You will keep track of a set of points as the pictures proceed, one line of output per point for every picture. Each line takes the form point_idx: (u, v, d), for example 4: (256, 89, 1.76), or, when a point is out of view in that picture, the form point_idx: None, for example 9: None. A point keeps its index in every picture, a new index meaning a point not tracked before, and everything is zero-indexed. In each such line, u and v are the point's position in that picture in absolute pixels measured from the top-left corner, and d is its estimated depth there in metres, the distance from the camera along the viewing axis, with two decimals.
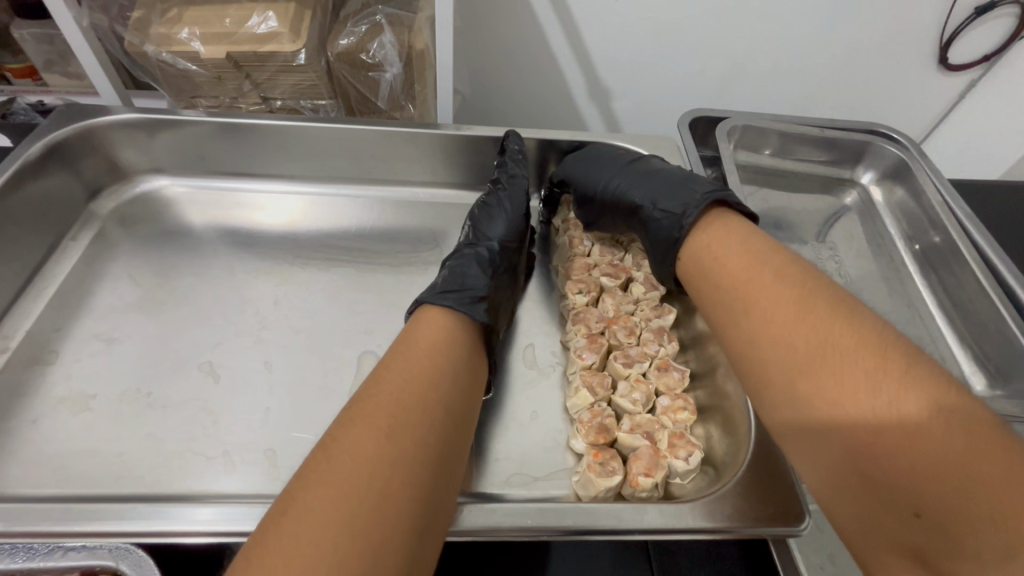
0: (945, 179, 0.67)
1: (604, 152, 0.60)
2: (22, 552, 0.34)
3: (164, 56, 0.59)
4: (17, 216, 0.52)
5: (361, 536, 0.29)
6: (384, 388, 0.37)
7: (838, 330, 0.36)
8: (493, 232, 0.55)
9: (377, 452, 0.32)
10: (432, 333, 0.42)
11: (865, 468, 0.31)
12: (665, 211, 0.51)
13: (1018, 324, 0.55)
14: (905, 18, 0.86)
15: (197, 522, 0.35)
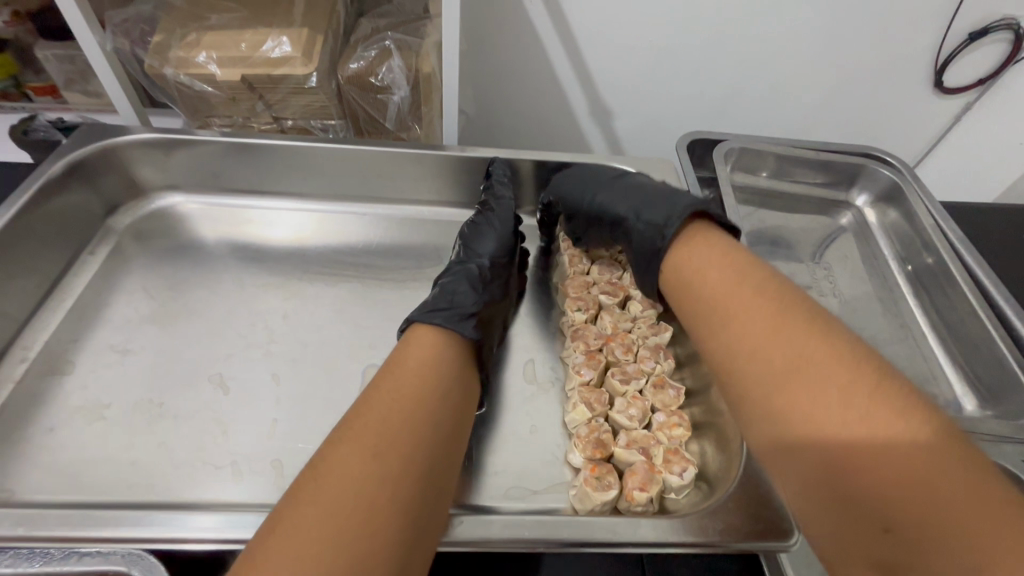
0: (938, 203, 0.68)
1: (585, 168, 0.62)
2: (39, 557, 0.34)
3: (181, 78, 0.62)
4: (39, 231, 0.54)
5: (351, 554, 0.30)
6: (372, 407, 0.38)
7: (814, 349, 0.37)
8: (484, 249, 0.57)
9: (362, 472, 0.33)
10: (417, 351, 0.44)
11: (840, 491, 0.32)
12: (648, 223, 0.52)
13: (1008, 346, 0.56)
14: (897, 44, 0.89)
15: (207, 530, 0.36)
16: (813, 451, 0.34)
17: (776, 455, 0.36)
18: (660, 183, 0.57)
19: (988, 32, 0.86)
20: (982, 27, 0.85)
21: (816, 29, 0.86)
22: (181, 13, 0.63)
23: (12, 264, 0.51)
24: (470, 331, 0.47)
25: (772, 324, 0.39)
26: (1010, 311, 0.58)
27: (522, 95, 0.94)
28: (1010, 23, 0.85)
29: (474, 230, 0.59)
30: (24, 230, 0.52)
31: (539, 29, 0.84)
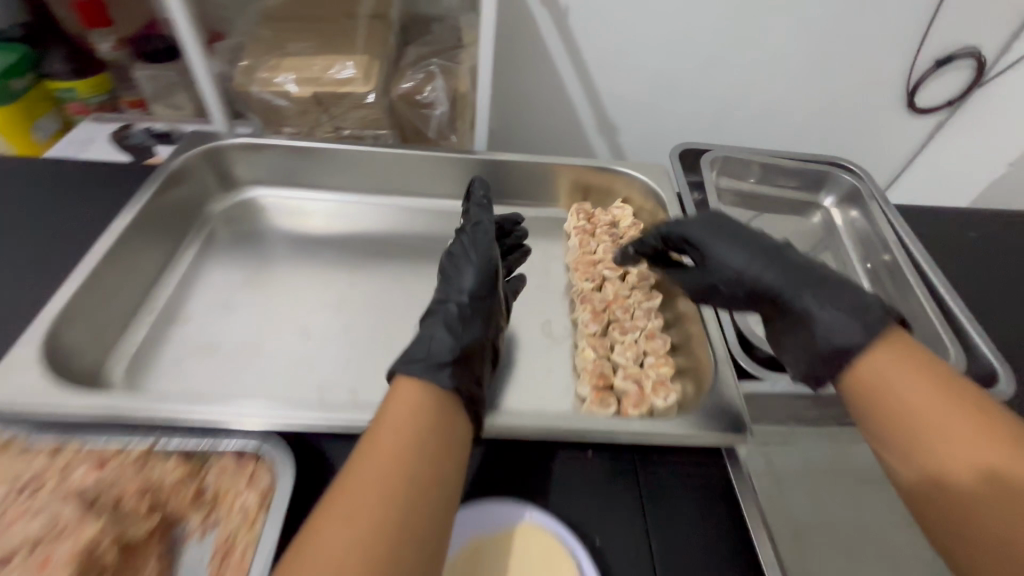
0: (894, 211, 0.81)
1: (739, 232, 0.57)
2: (193, 430, 0.47)
3: (264, 95, 0.76)
4: (160, 213, 0.68)
5: (381, 553, 0.32)
6: (373, 458, 0.36)
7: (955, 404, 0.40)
8: (464, 285, 0.57)
9: (367, 548, 0.32)
10: (404, 410, 0.40)
11: (964, 517, 0.37)
12: (823, 317, 0.48)
13: (944, 328, 0.66)
14: (851, 67, 1.06)
15: (309, 412, 0.48)
16: (949, 491, 0.38)
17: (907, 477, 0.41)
18: (818, 263, 0.53)
19: (955, 58, 1.05)
20: (947, 54, 1.05)
21: (785, 57, 1.03)
22: (266, 43, 0.77)
23: (141, 245, 0.65)
24: (455, 371, 0.46)
25: (921, 379, 0.42)
26: (946, 297, 0.70)
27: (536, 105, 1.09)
28: (972, 52, 1.04)
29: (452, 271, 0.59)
30: (151, 219, 0.67)
31: (549, 47, 0.98)
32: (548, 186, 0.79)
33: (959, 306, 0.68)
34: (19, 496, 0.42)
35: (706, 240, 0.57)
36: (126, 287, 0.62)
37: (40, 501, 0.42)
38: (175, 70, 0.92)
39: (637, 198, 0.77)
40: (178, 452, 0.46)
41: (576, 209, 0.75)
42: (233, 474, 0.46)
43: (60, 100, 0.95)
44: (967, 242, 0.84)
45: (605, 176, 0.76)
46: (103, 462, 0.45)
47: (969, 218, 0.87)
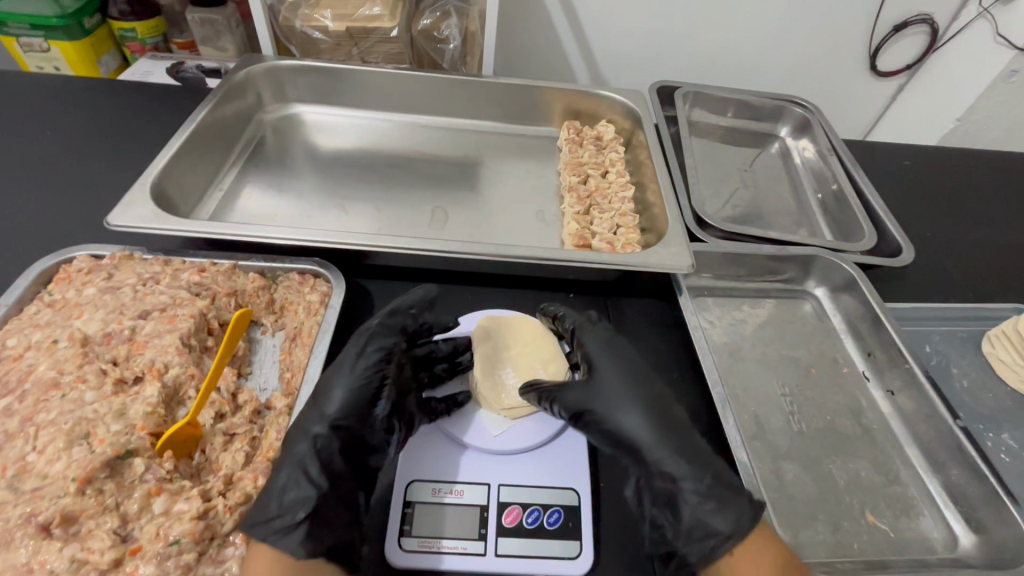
0: (840, 139, 0.95)
1: (631, 362, 0.54)
2: (262, 257, 0.61)
3: (304, 29, 0.87)
4: (226, 117, 0.84)
5: None
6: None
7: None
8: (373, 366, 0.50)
9: None
10: (264, 566, 0.38)
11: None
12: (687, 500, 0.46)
13: (869, 226, 0.79)
14: (816, 25, 1.20)
15: (355, 240, 0.61)
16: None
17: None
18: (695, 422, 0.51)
19: (909, 25, 1.18)
20: (902, 22, 1.18)
21: (754, 13, 1.18)
22: None
23: (211, 137, 0.79)
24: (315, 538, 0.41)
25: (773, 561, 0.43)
26: (877, 207, 0.82)
27: (530, 44, 1.25)
28: (925, 19, 1.17)
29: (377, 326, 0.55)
30: (221, 120, 0.82)
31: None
32: (544, 108, 0.95)
33: (879, 203, 0.82)
34: (144, 285, 0.55)
35: (597, 359, 0.54)
36: (199, 171, 0.76)
37: (160, 287, 0.55)
38: (222, 15, 1.04)
39: (619, 120, 0.92)
40: (257, 270, 0.60)
41: (568, 125, 0.90)
42: (297, 287, 0.60)
43: (121, 40, 1.09)
44: (913, 167, 0.95)
45: (592, 100, 0.92)
46: (203, 269, 0.58)
47: (917, 150, 0.98)
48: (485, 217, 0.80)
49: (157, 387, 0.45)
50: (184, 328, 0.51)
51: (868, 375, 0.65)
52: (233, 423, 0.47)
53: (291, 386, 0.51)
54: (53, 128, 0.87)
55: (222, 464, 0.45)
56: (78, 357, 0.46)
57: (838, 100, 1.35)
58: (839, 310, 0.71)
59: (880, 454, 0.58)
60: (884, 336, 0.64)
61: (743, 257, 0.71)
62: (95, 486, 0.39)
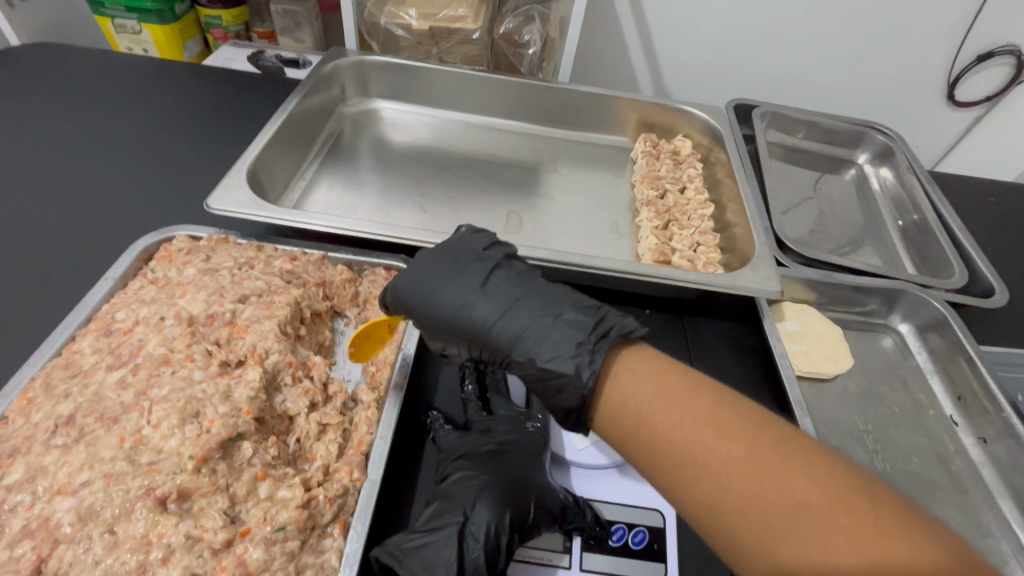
0: (925, 170, 0.92)
1: (678, 334, 0.64)
2: (349, 250, 0.62)
3: (388, 25, 0.86)
4: (313, 109, 0.86)
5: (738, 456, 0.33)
6: (695, 416, 0.35)
7: (732, 413, 0.35)
8: (484, 307, 0.46)
9: (729, 446, 0.33)
10: (646, 380, 0.38)
11: (795, 523, 0.30)
12: (715, 428, 0.34)
13: (958, 263, 0.75)
14: (896, 50, 1.16)
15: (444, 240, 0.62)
16: (711, 468, 0.33)
17: (616, 418, 0.38)
18: (739, 379, 0.61)
19: (994, 55, 1.13)
20: (987, 51, 1.13)
21: (834, 34, 1.15)
22: None
23: (299, 127, 0.81)
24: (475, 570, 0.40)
25: None
26: (966, 243, 0.79)
27: (598, 49, 1.24)
28: (1013, 50, 1.11)
29: (434, 273, 0.49)
30: (308, 111, 0.84)
31: (616, 4, 1.15)
32: (617, 119, 0.94)
33: (967, 239, 0.79)
34: (240, 269, 0.56)
35: (702, 342, 0.64)
36: (287, 159, 0.78)
37: (255, 273, 0.56)
38: (304, 8, 1.07)
39: (696, 136, 0.90)
40: (345, 262, 0.62)
41: (644, 138, 0.89)
42: (382, 283, 0.61)
43: (206, 27, 1.13)
44: (999, 205, 0.91)
45: (669, 113, 0.91)
46: (294, 258, 0.59)
47: (1002, 187, 0.94)
48: (558, 223, 0.80)
49: (259, 371, 0.46)
50: (281, 315, 0.51)
51: (957, 420, 0.62)
52: (325, 413, 0.48)
53: (377, 379, 0.52)
54: (144, 109, 0.91)
55: (316, 454, 0.46)
56: (187, 336, 0.47)
57: (910, 127, 1.31)
58: (925, 348, 0.68)
59: (968, 504, 0.55)
60: (975, 378, 0.61)
61: (825, 286, 0.69)
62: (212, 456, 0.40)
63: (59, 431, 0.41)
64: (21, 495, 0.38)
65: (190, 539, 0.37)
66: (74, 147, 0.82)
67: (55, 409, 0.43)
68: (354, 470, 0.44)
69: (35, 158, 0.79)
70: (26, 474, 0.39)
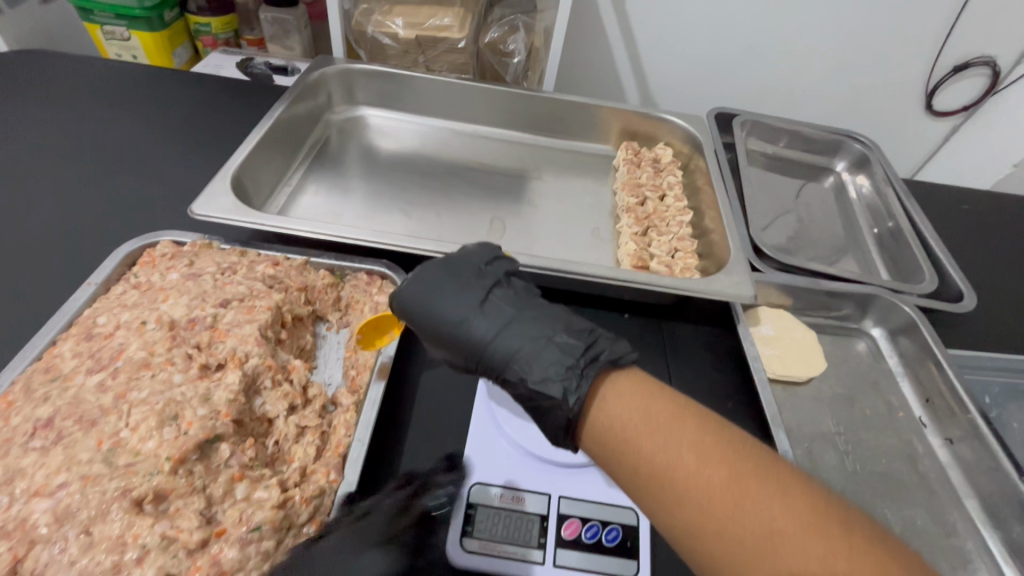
0: (900, 178, 0.94)
1: (654, 338, 0.66)
2: (331, 256, 0.63)
3: (375, 34, 0.88)
4: (300, 116, 0.87)
5: (720, 481, 0.34)
6: (678, 437, 0.36)
7: (715, 439, 0.36)
8: (482, 325, 0.47)
9: (709, 469, 0.35)
10: (634, 401, 0.39)
11: (770, 548, 0.31)
12: (694, 449, 0.35)
13: (929, 268, 0.77)
14: (874, 61, 1.19)
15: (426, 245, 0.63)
16: (694, 492, 0.34)
17: (606, 440, 0.39)
18: (713, 382, 0.62)
19: (970, 66, 1.16)
20: (963, 62, 1.16)
21: (814, 46, 1.18)
22: None
23: (286, 133, 0.82)
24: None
25: None
26: (938, 249, 0.81)
27: (584, 58, 1.26)
28: (988, 61, 1.15)
29: (434, 288, 0.50)
30: (295, 119, 0.85)
31: (601, 14, 1.17)
32: (600, 127, 0.96)
33: (939, 246, 0.81)
34: (222, 274, 0.57)
35: (678, 346, 0.65)
36: (273, 165, 0.79)
37: (237, 278, 0.57)
38: (293, 16, 1.08)
39: (677, 144, 0.92)
40: (327, 267, 0.62)
41: (626, 146, 0.91)
42: (364, 288, 0.62)
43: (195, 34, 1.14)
44: (971, 212, 0.94)
45: (651, 122, 0.93)
46: (277, 263, 0.60)
47: (974, 194, 0.97)
48: (541, 229, 0.81)
49: (238, 374, 0.47)
50: (262, 319, 0.52)
51: (926, 422, 0.64)
52: (304, 416, 0.49)
53: (356, 382, 0.53)
54: (132, 115, 0.91)
55: (294, 455, 0.46)
56: (167, 340, 0.48)
57: (890, 136, 1.34)
58: (896, 351, 0.70)
59: (935, 504, 0.57)
60: (942, 381, 0.63)
61: (800, 291, 0.71)
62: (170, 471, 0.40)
63: (37, 433, 0.42)
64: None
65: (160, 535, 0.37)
66: (60, 153, 0.82)
67: (34, 412, 0.43)
68: (331, 472, 0.44)
69: (22, 164, 0.80)
70: (4, 476, 0.39)
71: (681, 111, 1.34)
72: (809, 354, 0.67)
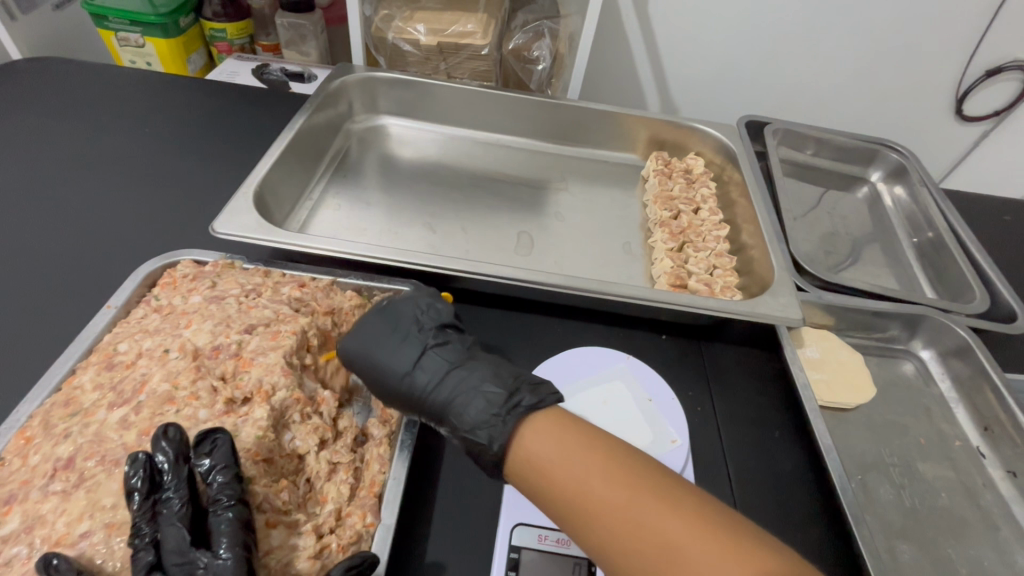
0: (940, 189, 0.90)
1: (695, 361, 0.63)
2: (359, 276, 0.60)
3: (396, 41, 0.85)
4: (319, 126, 0.84)
5: (623, 498, 0.32)
6: (585, 459, 0.34)
7: (618, 456, 0.34)
8: (413, 375, 0.45)
9: (615, 486, 0.32)
10: (547, 435, 0.36)
11: (668, 567, 0.29)
12: (598, 470, 0.33)
13: (978, 286, 0.74)
14: (906, 65, 1.15)
15: (458, 264, 0.60)
16: (600, 513, 0.32)
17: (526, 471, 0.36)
18: (757, 408, 0.59)
19: (1003, 71, 1.12)
20: (998, 67, 1.12)
21: (844, 50, 1.14)
22: None
23: (306, 144, 0.80)
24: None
25: None
26: (986, 265, 0.77)
27: (605, 64, 1.23)
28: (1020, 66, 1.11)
29: (373, 341, 0.47)
30: (314, 129, 0.82)
31: (623, 18, 1.14)
32: (627, 137, 0.93)
33: (986, 261, 0.78)
34: (247, 296, 0.54)
35: (719, 369, 0.62)
36: (293, 178, 0.77)
37: (263, 301, 0.54)
38: (310, 21, 1.05)
39: (708, 154, 0.89)
40: (354, 287, 0.60)
41: (656, 156, 0.88)
42: None
43: (210, 40, 1.11)
44: (1014, 224, 0.90)
45: (680, 131, 0.89)
46: (303, 284, 0.57)
47: (1017, 205, 0.93)
48: (569, 244, 0.78)
49: (266, 410, 0.44)
50: (288, 347, 0.49)
51: (984, 452, 0.60)
52: (335, 452, 0.46)
53: (389, 412, 0.50)
54: (147, 125, 0.89)
55: (327, 495, 0.44)
56: (191, 371, 0.45)
57: (919, 142, 1.29)
58: (948, 375, 0.67)
59: (1000, 543, 0.53)
60: (1002, 409, 0.60)
61: (846, 311, 0.68)
62: (187, 498, 0.37)
63: (57, 475, 0.39)
64: (17, 548, 0.36)
65: (186, 565, 0.35)
66: (75, 164, 0.80)
67: (54, 451, 0.40)
68: (367, 515, 0.42)
69: (35, 175, 0.77)
70: (23, 524, 0.37)
71: (704, 117, 1.30)
72: (857, 379, 0.64)
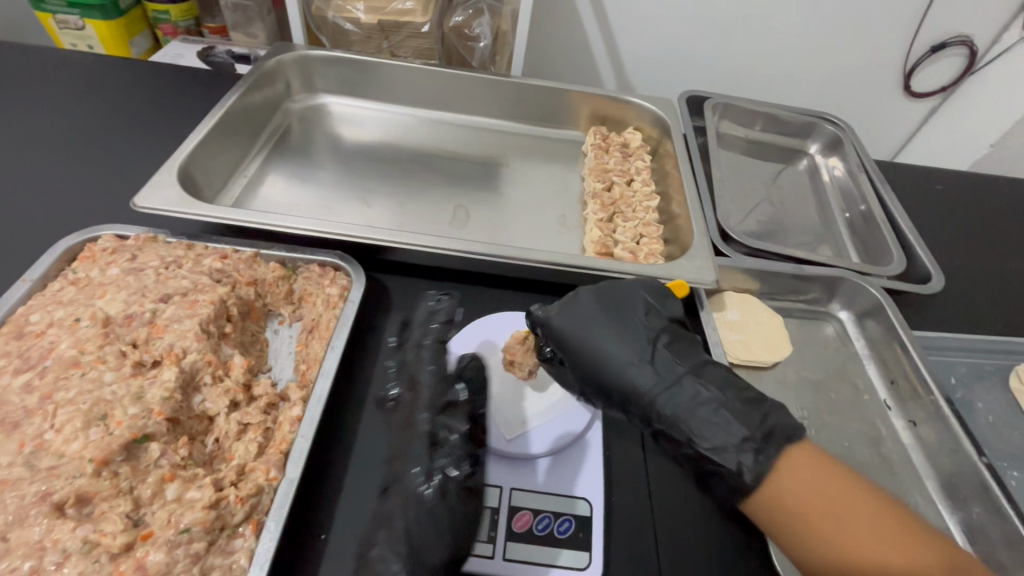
0: (873, 160, 0.93)
1: None
2: (283, 247, 0.61)
3: (336, 19, 0.85)
4: (255, 104, 0.84)
5: (882, 546, 0.37)
6: (837, 506, 0.39)
7: (871, 502, 0.39)
8: (640, 374, 0.47)
9: (867, 529, 0.38)
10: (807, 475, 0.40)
11: None
12: (860, 519, 0.38)
13: (898, 251, 0.77)
14: (852, 42, 1.17)
15: (380, 233, 0.61)
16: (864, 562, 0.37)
17: (800, 546, 0.39)
18: None
19: (945, 47, 1.15)
20: (940, 42, 1.15)
21: (790, 27, 1.16)
22: None
23: (240, 123, 0.80)
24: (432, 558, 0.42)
25: None
26: (908, 231, 0.80)
27: (559, 44, 1.24)
28: (963, 41, 1.14)
29: (593, 320, 0.50)
30: (250, 108, 0.82)
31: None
32: (570, 113, 0.94)
33: (908, 227, 0.81)
34: (166, 268, 0.55)
35: None
36: (225, 156, 0.77)
37: (183, 272, 0.55)
38: (254, 2, 1.04)
39: (647, 128, 0.91)
40: (278, 259, 0.60)
41: (595, 131, 0.89)
42: (318, 280, 0.59)
43: (154, 23, 1.10)
44: (945, 194, 0.93)
45: (619, 106, 0.91)
46: (225, 256, 0.58)
47: (948, 176, 0.96)
48: (504, 217, 0.79)
49: (175, 372, 0.45)
50: (204, 314, 0.50)
51: (890, 405, 0.63)
52: (247, 412, 0.47)
53: (306, 377, 0.51)
54: (84, 106, 0.88)
55: (234, 454, 0.45)
56: (99, 337, 0.46)
57: (869, 119, 1.32)
58: (863, 335, 0.70)
59: (896, 488, 0.56)
60: (907, 363, 0.62)
61: (768, 275, 0.70)
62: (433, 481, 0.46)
63: None
64: None
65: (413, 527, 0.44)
66: (8, 146, 0.79)
67: None
68: (271, 469, 0.43)
69: None
70: None
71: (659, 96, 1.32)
72: (775, 339, 0.66)
